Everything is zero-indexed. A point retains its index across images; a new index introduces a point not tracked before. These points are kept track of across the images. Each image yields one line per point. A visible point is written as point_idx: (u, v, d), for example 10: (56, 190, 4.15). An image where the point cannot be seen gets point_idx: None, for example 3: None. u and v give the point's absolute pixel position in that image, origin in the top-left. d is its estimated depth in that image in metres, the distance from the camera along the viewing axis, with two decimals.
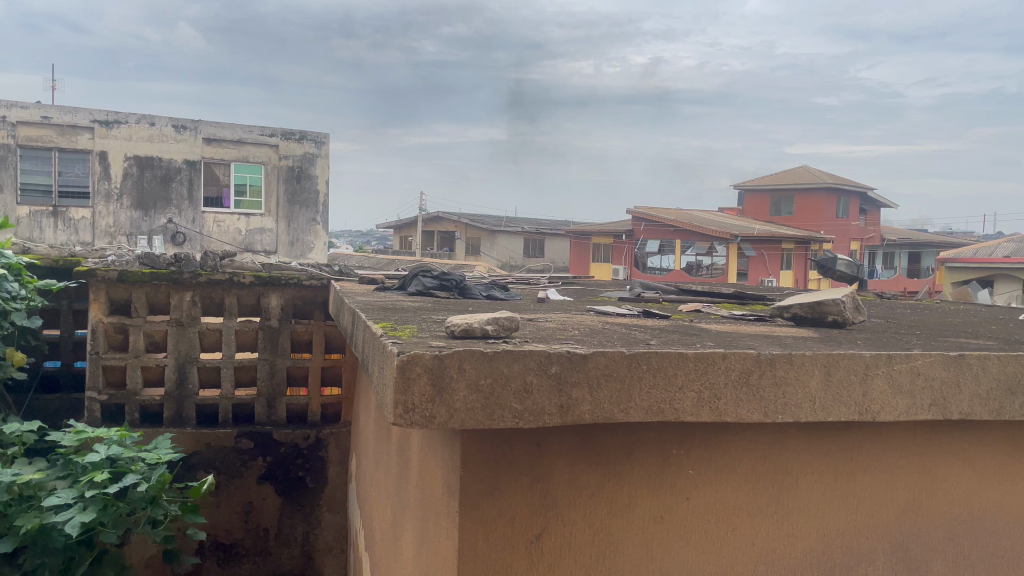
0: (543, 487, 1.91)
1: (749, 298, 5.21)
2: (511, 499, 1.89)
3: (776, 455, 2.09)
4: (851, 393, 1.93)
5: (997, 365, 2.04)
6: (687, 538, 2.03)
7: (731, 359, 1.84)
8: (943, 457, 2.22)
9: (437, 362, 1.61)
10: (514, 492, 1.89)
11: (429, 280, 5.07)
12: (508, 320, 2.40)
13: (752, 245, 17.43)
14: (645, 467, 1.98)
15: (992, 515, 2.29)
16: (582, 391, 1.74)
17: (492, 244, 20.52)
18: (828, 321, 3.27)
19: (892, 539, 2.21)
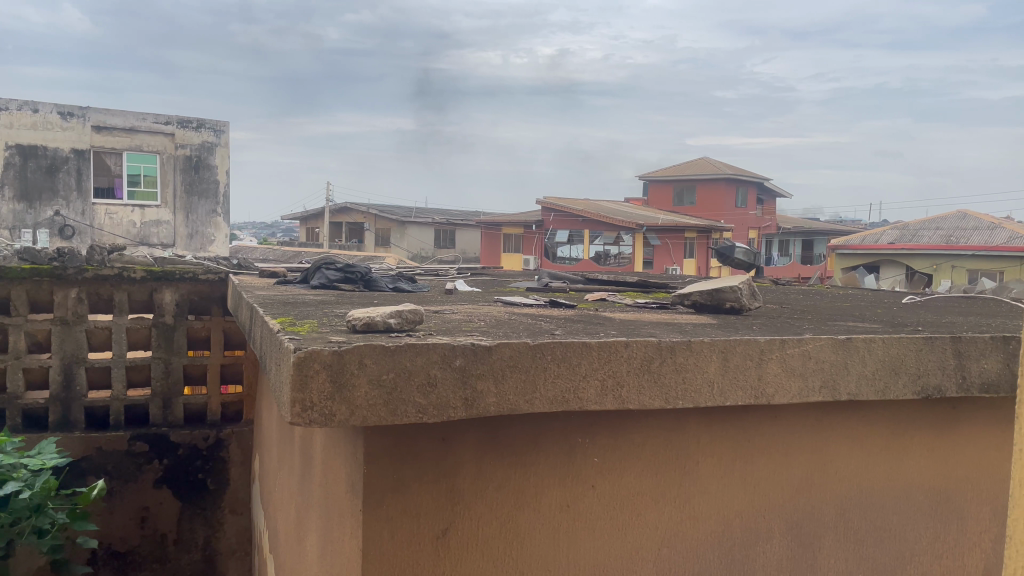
0: (450, 481, 1.88)
1: (652, 286, 5.29)
2: (416, 493, 1.84)
3: (678, 439, 2.11)
4: (746, 377, 1.97)
5: (883, 347, 2.12)
6: (593, 527, 2.03)
7: (633, 347, 1.84)
8: (834, 436, 2.30)
9: (336, 357, 1.55)
10: (419, 487, 1.84)
11: (332, 273, 4.93)
12: (411, 313, 2.36)
13: (657, 234, 17.90)
14: (550, 457, 1.97)
15: (879, 490, 2.39)
16: (486, 383, 1.70)
17: (402, 236, 20.32)
18: (726, 308, 3.35)
19: (788, 517, 2.28)
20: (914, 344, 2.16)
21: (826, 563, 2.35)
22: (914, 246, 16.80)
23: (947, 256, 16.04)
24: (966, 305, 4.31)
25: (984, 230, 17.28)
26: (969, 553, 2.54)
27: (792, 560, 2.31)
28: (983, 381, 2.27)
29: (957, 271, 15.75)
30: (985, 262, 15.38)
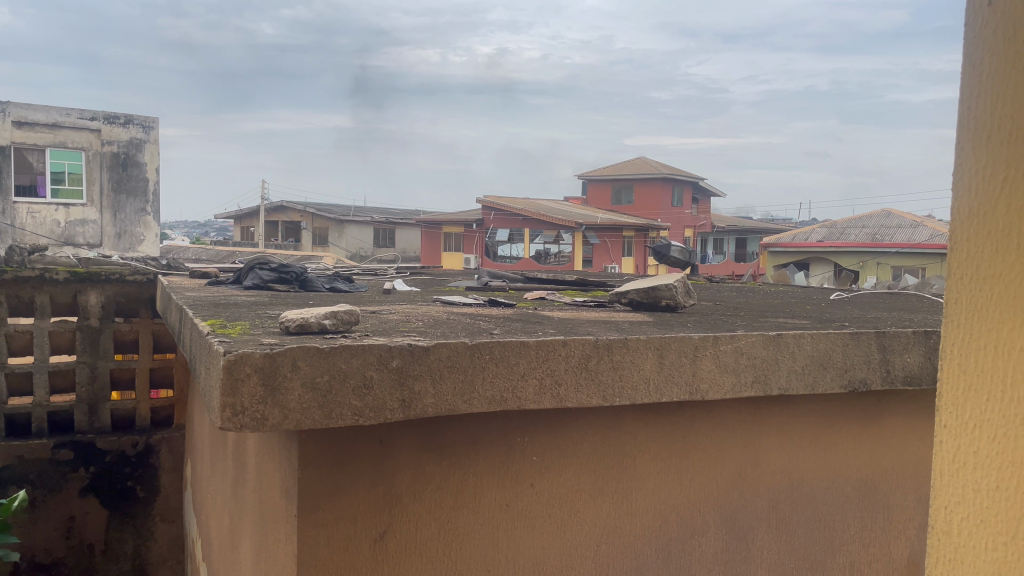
0: (388, 484, 1.85)
1: (590, 285, 5.34)
2: (352, 496, 1.81)
3: (616, 436, 2.13)
4: (682, 374, 2.00)
5: (811, 343, 2.18)
6: (533, 524, 2.03)
7: (571, 346, 1.85)
8: (766, 430, 2.35)
9: (268, 360, 1.50)
10: (356, 490, 1.81)
11: (266, 273, 4.82)
12: (346, 313, 2.32)
13: (596, 233, 18.13)
14: (489, 457, 1.96)
15: (809, 481, 2.45)
16: (424, 384, 1.68)
17: (340, 235, 20.04)
18: (662, 306, 3.40)
19: (723, 510, 2.32)
20: (840, 340, 2.23)
21: (759, 555, 2.40)
22: (841, 244, 17.38)
23: (873, 254, 16.65)
24: (889, 301, 4.46)
25: (906, 228, 18.00)
26: (894, 542, 2.63)
27: (727, 553, 2.35)
28: (906, 373, 2.35)
29: (882, 268, 16.33)
30: (909, 259, 15.99)
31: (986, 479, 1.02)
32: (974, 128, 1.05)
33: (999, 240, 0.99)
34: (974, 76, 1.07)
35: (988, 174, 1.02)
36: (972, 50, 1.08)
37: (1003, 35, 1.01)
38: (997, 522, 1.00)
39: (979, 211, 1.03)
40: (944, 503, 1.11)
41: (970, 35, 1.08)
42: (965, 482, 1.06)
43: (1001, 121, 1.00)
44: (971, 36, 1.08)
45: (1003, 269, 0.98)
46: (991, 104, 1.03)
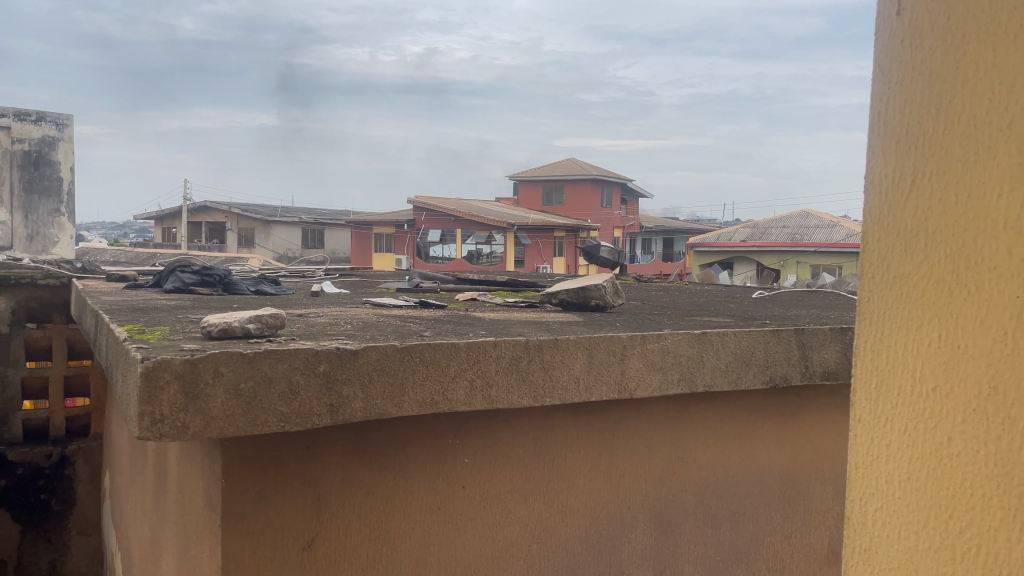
0: (316, 491, 1.81)
1: (521, 285, 5.36)
2: (278, 505, 1.77)
3: (546, 436, 2.14)
4: (611, 372, 2.02)
5: (733, 340, 2.24)
6: (464, 527, 2.02)
7: (501, 347, 1.85)
8: (692, 427, 2.41)
9: (189, 366, 1.45)
10: (283, 498, 1.77)
11: (188, 276, 4.67)
12: (271, 317, 2.26)
13: (527, 233, 18.27)
14: (420, 460, 1.95)
15: (734, 474, 2.52)
16: (353, 388, 1.65)
17: (267, 236, 19.60)
18: (591, 305, 3.44)
19: (651, 506, 2.36)
20: (762, 337, 2.30)
21: (687, 550, 2.44)
22: (764, 244, 17.92)
23: (794, 253, 17.21)
24: (809, 299, 4.61)
25: (824, 228, 18.68)
26: (815, 532, 2.72)
27: (655, 548, 2.38)
28: (824, 368, 2.44)
29: (804, 268, 16.89)
30: (828, 258, 16.60)
31: (898, 470, 1.06)
32: (883, 133, 1.10)
33: (907, 241, 1.04)
34: (884, 83, 1.11)
35: (897, 177, 1.07)
36: (881, 58, 1.12)
37: (911, 43, 1.06)
38: (908, 513, 1.05)
39: (890, 213, 1.08)
40: (860, 493, 1.15)
41: (880, 43, 1.12)
42: (878, 474, 1.11)
43: (910, 126, 1.05)
44: (881, 44, 1.12)
45: (911, 268, 1.03)
46: (899, 109, 1.07)
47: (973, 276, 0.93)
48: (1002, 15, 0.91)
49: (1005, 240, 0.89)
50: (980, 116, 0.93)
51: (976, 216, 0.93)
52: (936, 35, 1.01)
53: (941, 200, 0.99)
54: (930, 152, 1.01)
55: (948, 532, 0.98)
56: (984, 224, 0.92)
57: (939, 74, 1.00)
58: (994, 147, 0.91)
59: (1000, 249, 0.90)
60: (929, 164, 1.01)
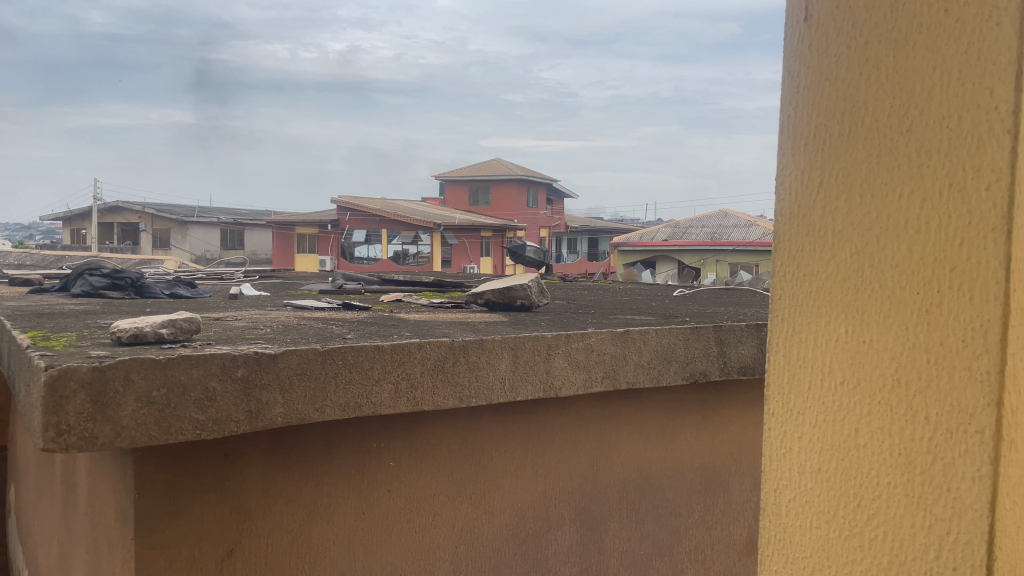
0: (236, 499, 1.76)
1: (447, 285, 5.35)
2: (196, 515, 1.70)
3: (472, 437, 2.13)
4: (536, 372, 2.03)
5: (655, 338, 2.28)
6: (390, 531, 1.99)
7: (426, 348, 1.83)
8: (616, 424, 2.44)
9: (97, 374, 1.38)
10: (201, 508, 1.71)
11: (97, 279, 4.46)
12: (186, 321, 2.18)
13: (454, 233, 18.24)
14: (344, 465, 1.91)
15: (657, 469, 2.57)
16: (272, 393, 1.61)
17: (184, 237, 18.96)
18: (517, 305, 3.44)
19: (577, 504, 2.38)
20: (682, 335, 2.35)
21: (612, 545, 2.47)
22: (685, 243, 18.35)
23: (713, 252, 17.69)
24: (727, 296, 4.74)
25: (742, 228, 19.27)
26: (733, 522, 2.80)
27: (581, 545, 2.40)
28: (741, 364, 2.51)
29: (720, 265, 17.58)
30: (747, 257, 17.19)
31: (809, 462, 1.10)
32: (792, 136, 1.13)
33: (815, 240, 1.07)
34: (791, 88, 1.14)
35: (806, 178, 1.10)
36: (789, 62, 1.15)
37: (818, 49, 1.09)
38: (818, 502, 1.08)
39: (799, 213, 1.11)
40: (774, 485, 1.18)
41: (788, 49, 1.15)
42: (791, 465, 1.14)
43: (817, 129, 1.08)
44: (788, 50, 1.15)
45: (820, 266, 1.06)
46: (808, 112, 1.10)
47: (876, 273, 0.97)
48: (902, 23, 0.96)
49: (907, 239, 0.93)
50: (883, 120, 0.97)
51: (879, 216, 0.97)
52: (841, 41, 1.04)
53: (847, 200, 1.02)
54: (836, 154, 1.04)
55: (856, 519, 1.02)
56: (887, 223, 0.96)
57: (844, 80, 1.04)
58: (896, 149, 0.96)
59: (902, 247, 0.94)
60: (835, 166, 1.05)
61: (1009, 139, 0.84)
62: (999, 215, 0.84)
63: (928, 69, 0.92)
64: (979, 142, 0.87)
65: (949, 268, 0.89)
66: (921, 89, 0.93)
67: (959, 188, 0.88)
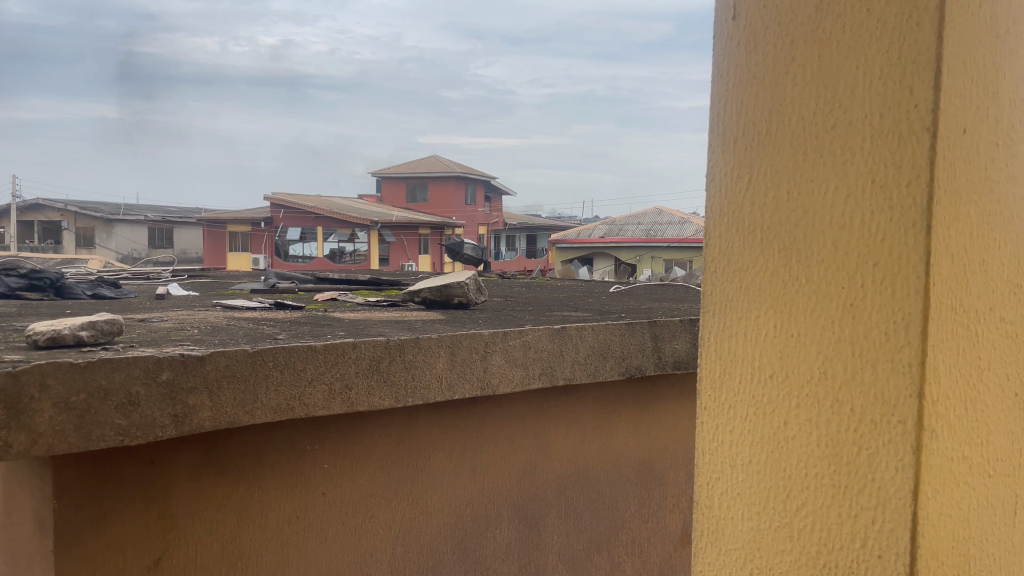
0: (163, 506, 1.69)
1: (383, 283, 5.28)
2: (121, 523, 1.64)
3: (409, 436, 2.10)
4: (473, 370, 2.01)
5: (591, 334, 2.29)
6: (325, 535, 1.95)
7: (361, 348, 1.79)
8: (553, 420, 2.44)
9: (10, 380, 1.30)
10: (126, 517, 1.64)
11: (12, 279, 4.25)
12: (107, 323, 2.09)
13: (391, 231, 18.09)
14: (277, 468, 1.86)
15: (594, 464, 2.58)
16: (199, 397, 1.55)
17: (109, 235, 18.28)
18: (454, 303, 3.42)
19: (515, 501, 2.37)
20: (617, 330, 2.36)
21: (550, 541, 2.47)
22: (621, 240, 18.58)
23: (649, 249, 17.96)
24: (662, 292, 4.81)
25: (677, 225, 19.60)
26: (668, 515, 2.83)
27: (519, 542, 2.39)
28: (675, 358, 2.54)
29: (656, 261, 17.88)
30: (681, 253, 17.55)
31: (740, 455, 1.11)
32: (722, 133, 1.13)
33: (745, 236, 1.08)
34: (721, 85, 1.14)
35: (735, 175, 1.10)
36: (719, 60, 1.15)
37: (746, 47, 1.10)
38: (750, 495, 1.09)
39: (729, 209, 1.11)
40: (707, 479, 1.18)
41: (717, 47, 1.16)
42: (722, 459, 1.15)
43: (745, 126, 1.09)
44: (717, 48, 1.16)
45: (750, 262, 1.07)
46: (736, 110, 1.11)
47: (803, 269, 0.99)
48: (826, 23, 0.97)
49: (833, 234, 0.95)
50: (809, 117, 0.99)
51: (805, 213, 0.98)
52: (769, 40, 1.05)
53: (775, 197, 1.03)
54: (764, 152, 1.05)
55: (786, 511, 1.03)
56: (813, 219, 0.97)
57: (772, 78, 1.05)
58: (821, 147, 0.97)
59: (827, 242, 0.96)
60: (763, 163, 1.05)
61: (928, 137, 0.86)
62: (919, 212, 0.87)
63: (851, 69, 0.94)
64: (900, 140, 0.88)
65: (872, 263, 0.91)
66: (845, 88, 0.94)
67: (881, 184, 0.90)
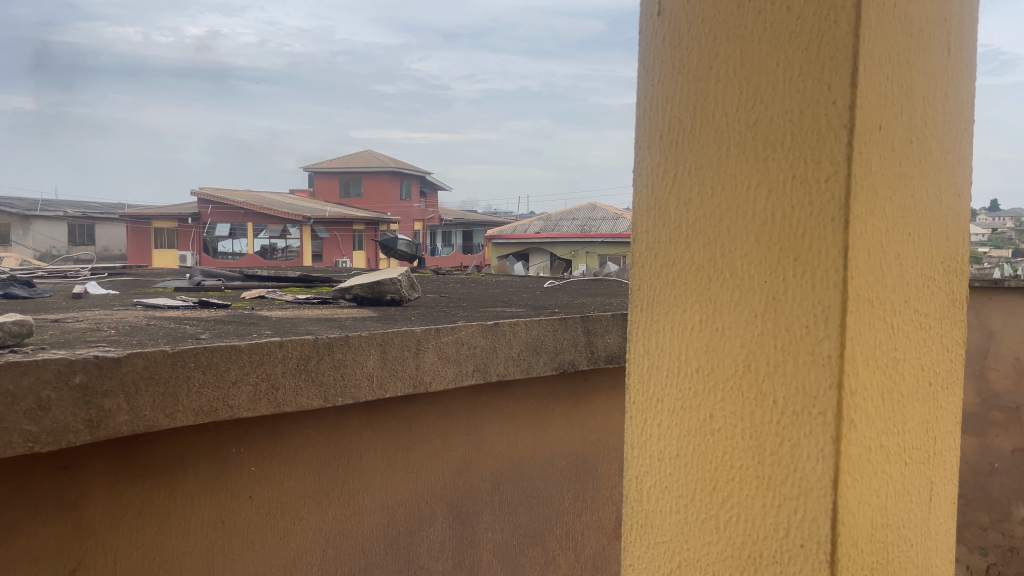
0: (77, 514, 1.62)
1: (314, 280, 5.16)
2: (34, 533, 1.57)
3: (340, 436, 2.05)
4: (405, 367, 1.97)
5: (525, 329, 2.28)
6: (251, 539, 1.88)
7: (288, 347, 1.73)
8: (487, 417, 2.42)
9: None
10: (38, 526, 1.57)
11: None
12: (17, 324, 1.97)
13: (324, 227, 17.79)
14: (200, 472, 1.79)
15: (528, 459, 2.57)
16: (115, 400, 1.47)
17: (24, 232, 17.43)
18: (386, 300, 3.37)
19: (449, 498, 2.34)
20: (550, 326, 2.36)
21: (484, 538, 2.45)
22: (557, 235, 18.68)
23: (584, 244, 18.11)
24: (595, 287, 4.83)
25: (611, 221, 19.83)
26: (602, 508, 2.85)
27: (453, 539, 2.36)
28: (608, 353, 2.56)
29: (591, 257, 18.05)
30: (614, 248, 17.79)
31: (668, 448, 1.10)
32: (648, 128, 1.13)
33: (672, 231, 1.08)
34: (647, 80, 1.14)
35: (661, 171, 1.10)
36: (645, 56, 1.14)
37: (671, 42, 1.09)
38: (678, 487, 1.09)
39: (656, 204, 1.11)
40: (635, 472, 1.18)
41: (642, 44, 1.15)
42: (651, 452, 1.14)
43: (671, 122, 1.09)
44: (643, 45, 1.15)
45: (676, 257, 1.07)
46: (662, 106, 1.10)
47: (727, 263, 0.99)
48: (748, 20, 0.97)
49: (757, 230, 0.95)
50: (732, 113, 0.99)
51: (729, 208, 0.99)
52: (692, 36, 1.05)
53: (700, 192, 1.03)
54: (690, 147, 1.05)
55: (713, 503, 1.03)
56: (737, 214, 0.98)
57: (696, 75, 1.04)
58: (743, 143, 0.97)
59: (750, 237, 0.96)
60: (689, 159, 1.05)
61: (845, 133, 0.86)
62: (837, 206, 0.87)
63: (772, 65, 0.94)
64: (818, 136, 0.89)
65: (792, 257, 0.91)
66: (766, 85, 0.95)
67: (801, 180, 0.91)
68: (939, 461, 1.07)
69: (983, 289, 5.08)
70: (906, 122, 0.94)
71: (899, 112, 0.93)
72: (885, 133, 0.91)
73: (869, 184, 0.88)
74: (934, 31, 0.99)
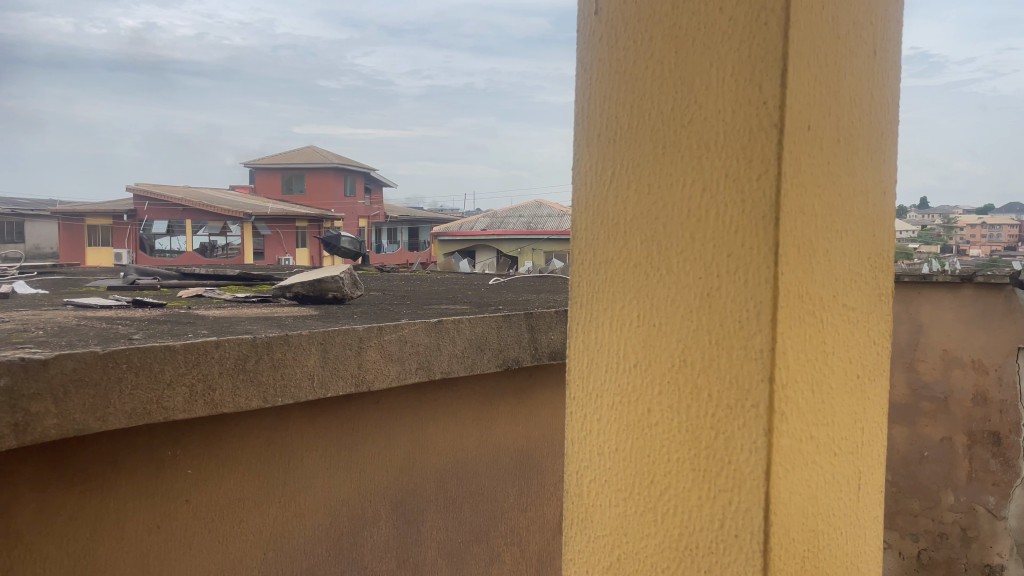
0: (4, 522, 1.56)
1: (255, 278, 5.05)
2: None
3: (281, 437, 2.01)
4: (346, 366, 1.95)
5: (468, 327, 2.28)
6: (189, 543, 1.84)
7: (225, 346, 1.69)
8: (431, 416, 2.41)
9: None
10: None
11: None
12: None
13: (266, 224, 17.46)
14: (135, 476, 1.74)
15: (473, 456, 2.57)
16: (43, 404, 1.42)
17: None
18: (328, 298, 3.32)
19: (393, 497, 2.32)
20: (494, 322, 2.36)
21: (429, 536, 2.44)
22: (503, 232, 18.71)
23: (530, 241, 18.20)
24: (539, 284, 4.86)
25: (556, 218, 19.96)
26: (546, 503, 2.87)
27: (397, 539, 2.34)
28: (551, 349, 2.57)
29: (538, 254, 18.14)
30: (560, 245, 17.91)
31: (608, 442, 1.12)
32: (587, 127, 1.13)
33: (610, 229, 1.09)
34: (585, 79, 1.14)
35: (599, 168, 1.11)
36: (583, 56, 1.15)
37: (608, 42, 1.10)
38: (618, 481, 1.10)
39: (594, 202, 1.12)
40: (575, 467, 1.19)
41: (579, 44, 1.16)
42: (591, 446, 1.15)
43: (609, 121, 1.09)
44: (581, 43, 1.16)
45: (615, 253, 1.08)
46: (600, 105, 1.11)
47: (664, 259, 1.00)
48: (682, 20, 0.99)
49: (692, 227, 0.97)
50: (668, 111, 1.00)
51: (665, 205, 1.00)
52: (629, 36, 1.06)
53: (638, 190, 1.04)
54: (627, 146, 1.06)
55: (651, 496, 1.05)
56: (672, 212, 0.99)
57: (632, 75, 1.06)
58: (678, 142, 0.99)
59: (686, 233, 0.98)
60: (626, 157, 1.06)
61: (775, 133, 0.88)
62: (767, 203, 0.89)
63: (706, 65, 0.96)
64: (750, 135, 0.91)
65: (726, 254, 0.93)
66: (700, 85, 0.96)
67: (734, 178, 0.92)
68: (867, 451, 1.11)
69: (913, 285, 5.26)
70: (833, 122, 0.97)
71: (826, 112, 0.96)
72: (813, 133, 0.93)
73: (798, 182, 0.91)
74: (860, 34, 1.02)
